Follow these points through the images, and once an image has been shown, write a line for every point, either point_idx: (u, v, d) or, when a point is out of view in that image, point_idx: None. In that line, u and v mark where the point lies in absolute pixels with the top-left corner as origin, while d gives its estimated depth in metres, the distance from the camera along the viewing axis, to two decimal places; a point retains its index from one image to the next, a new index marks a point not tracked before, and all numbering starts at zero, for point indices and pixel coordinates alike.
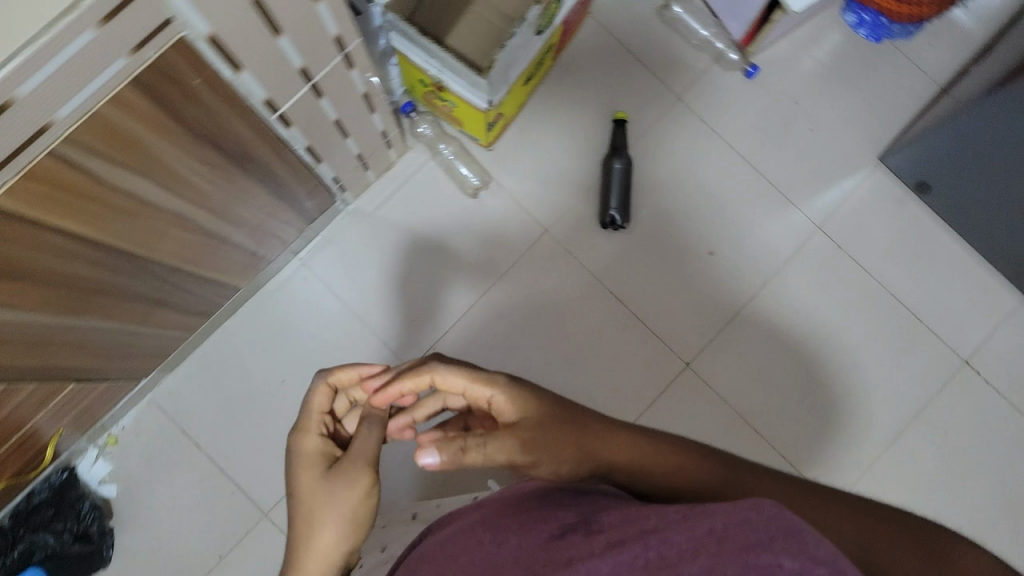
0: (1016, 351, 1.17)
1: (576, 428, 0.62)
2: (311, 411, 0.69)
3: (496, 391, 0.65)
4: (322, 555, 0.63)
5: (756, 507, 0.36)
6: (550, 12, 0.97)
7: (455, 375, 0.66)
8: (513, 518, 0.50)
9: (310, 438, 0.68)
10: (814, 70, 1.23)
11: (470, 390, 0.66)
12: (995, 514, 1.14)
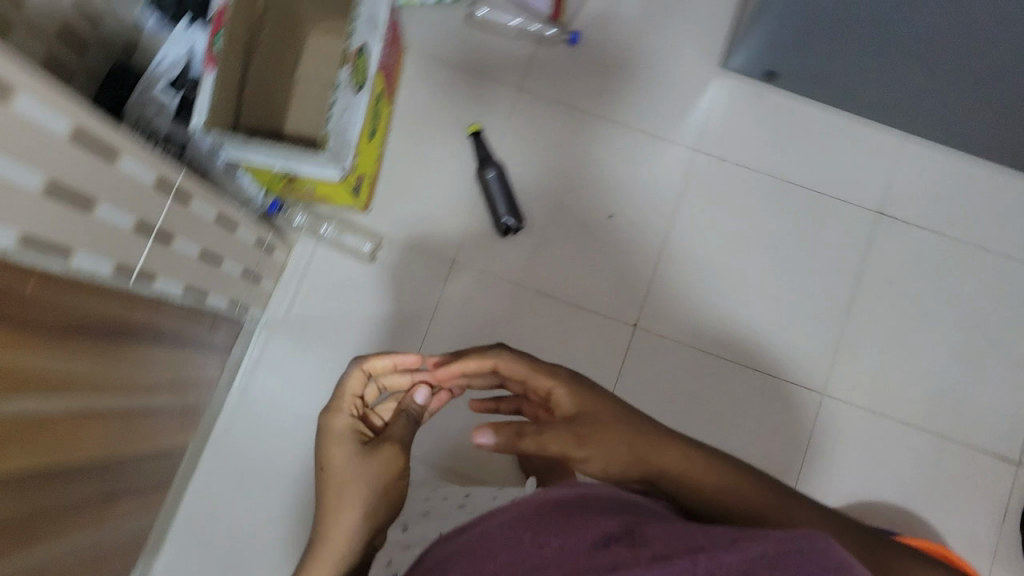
0: (916, 183, 1.21)
1: (635, 431, 0.70)
2: (344, 393, 0.82)
3: (557, 381, 0.74)
4: (345, 529, 0.76)
5: (808, 538, 0.41)
6: (361, 66, 0.98)
7: (522, 362, 0.74)
8: (552, 519, 0.48)
9: (341, 418, 0.81)
10: (629, 11, 1.25)
11: (534, 376, 0.74)
12: (962, 335, 1.17)
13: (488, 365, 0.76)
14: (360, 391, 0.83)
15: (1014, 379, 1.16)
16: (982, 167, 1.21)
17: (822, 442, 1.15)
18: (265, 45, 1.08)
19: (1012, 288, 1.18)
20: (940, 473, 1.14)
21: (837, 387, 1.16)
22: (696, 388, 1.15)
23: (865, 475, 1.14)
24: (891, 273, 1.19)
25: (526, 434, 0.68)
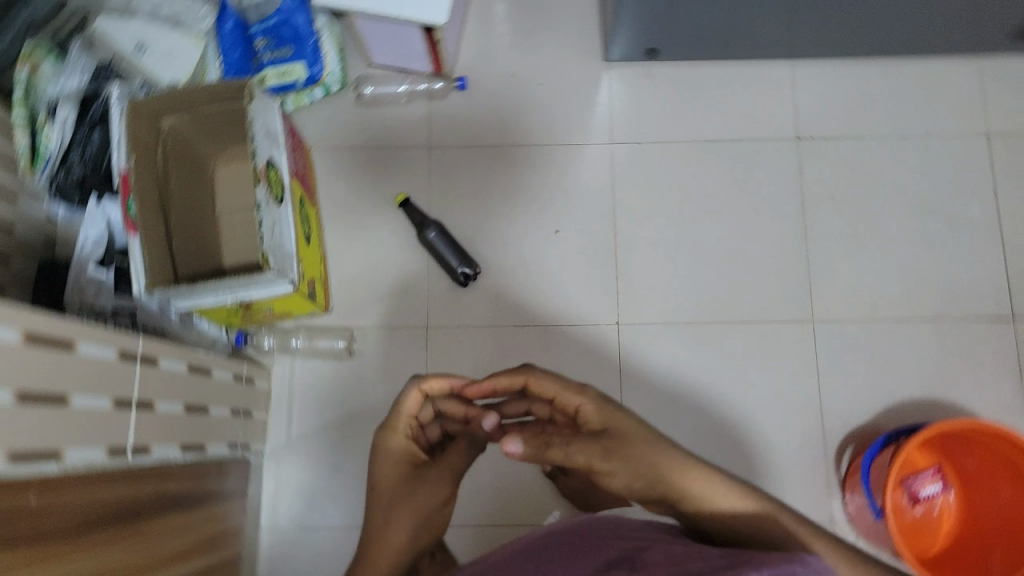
0: (820, 100, 1.26)
1: (654, 446, 0.71)
2: (401, 413, 0.88)
3: (585, 399, 0.78)
4: (388, 543, 0.82)
5: (799, 560, 0.47)
6: (275, 179, 0.99)
7: (550, 380, 0.81)
8: (571, 556, 0.61)
9: (396, 438, 0.88)
10: (504, 41, 1.29)
11: (563, 395, 0.80)
12: (915, 220, 1.21)
13: (519, 381, 0.85)
14: (417, 411, 0.90)
15: (977, 243, 1.20)
16: (871, 65, 1.27)
17: (830, 365, 1.17)
18: (178, 192, 1.10)
19: (942, 162, 1.23)
20: (948, 353, 1.17)
21: (823, 309, 1.19)
22: (696, 358, 1.17)
23: (879, 381, 1.16)
24: (830, 188, 1.23)
25: (552, 444, 0.72)
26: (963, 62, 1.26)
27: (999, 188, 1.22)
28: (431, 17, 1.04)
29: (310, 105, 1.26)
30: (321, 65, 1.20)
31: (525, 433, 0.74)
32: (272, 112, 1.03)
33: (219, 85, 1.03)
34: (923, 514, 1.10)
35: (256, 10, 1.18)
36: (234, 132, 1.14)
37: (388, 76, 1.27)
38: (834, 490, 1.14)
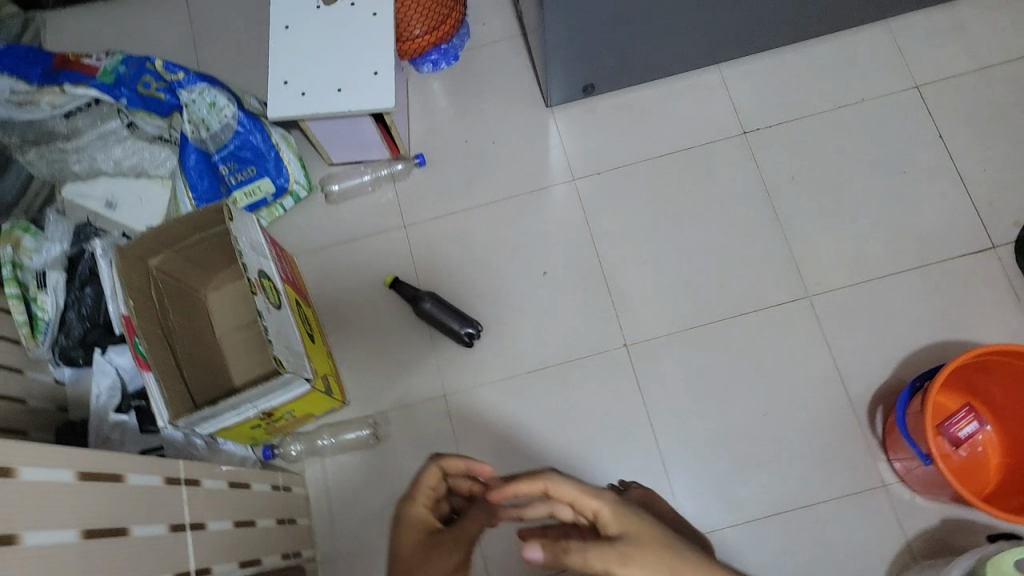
0: (754, 93, 1.33)
1: (683, 551, 0.64)
2: (422, 485, 0.78)
3: (603, 502, 0.66)
4: None
5: None
6: (270, 286, 1.04)
7: (568, 484, 0.67)
8: None
9: (416, 508, 0.77)
10: (449, 112, 1.36)
11: (580, 499, 0.67)
12: (874, 178, 1.27)
13: (537, 487, 0.69)
14: (439, 484, 0.78)
15: (938, 184, 1.25)
16: (791, 51, 1.35)
17: (836, 333, 1.20)
18: (179, 324, 1.13)
19: (882, 120, 1.29)
20: (943, 293, 1.20)
21: (814, 282, 1.22)
22: (708, 359, 1.20)
23: (887, 335, 1.19)
24: (787, 170, 1.28)
25: (569, 550, 0.64)
26: (873, 27, 1.35)
27: (941, 130, 1.28)
28: (379, 104, 1.10)
29: (283, 214, 1.32)
30: (286, 176, 1.26)
31: (546, 536, 0.67)
32: (253, 227, 1.08)
33: (194, 210, 1.04)
34: (969, 455, 1.12)
35: (212, 139, 1.19)
36: (218, 256, 1.19)
37: (350, 170, 1.33)
38: (877, 452, 1.15)
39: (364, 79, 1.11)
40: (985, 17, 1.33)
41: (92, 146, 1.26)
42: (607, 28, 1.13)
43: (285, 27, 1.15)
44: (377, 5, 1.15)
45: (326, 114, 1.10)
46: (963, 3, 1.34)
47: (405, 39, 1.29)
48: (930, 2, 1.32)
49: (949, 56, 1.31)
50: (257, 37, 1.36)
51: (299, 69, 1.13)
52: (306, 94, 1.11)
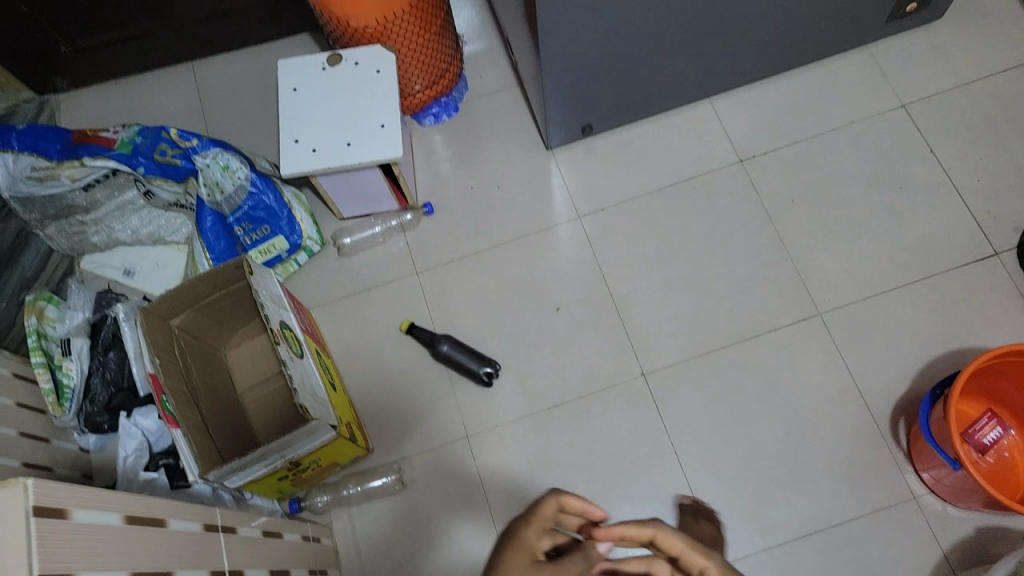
0: (747, 122, 1.37)
1: None
2: (539, 519, 0.66)
3: (712, 561, 0.66)
4: None
5: None
6: (291, 336, 1.08)
7: (678, 536, 0.67)
8: None
9: (534, 542, 0.65)
10: (453, 161, 1.40)
11: (689, 554, 0.67)
12: (872, 196, 1.30)
13: (645, 535, 0.67)
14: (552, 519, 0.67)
15: (935, 197, 1.28)
16: (778, 81, 1.39)
17: (850, 348, 1.21)
18: (202, 381, 1.15)
19: (874, 140, 1.33)
20: (952, 302, 1.22)
21: (824, 300, 1.24)
22: (726, 383, 1.21)
23: (901, 347, 1.20)
24: (787, 193, 1.31)
25: None
26: (856, 52, 1.40)
27: (932, 145, 1.32)
28: (388, 155, 1.14)
29: (298, 269, 1.35)
30: (299, 232, 1.29)
31: None
32: (271, 281, 1.13)
33: (213, 267, 1.08)
34: (997, 461, 1.11)
35: (227, 201, 1.22)
36: (236, 313, 1.22)
37: (361, 223, 1.36)
38: (903, 464, 1.14)
39: (372, 132, 1.16)
40: (962, 36, 1.38)
41: (109, 217, 1.29)
42: (601, 63, 1.19)
43: (294, 89, 1.20)
44: (380, 61, 1.20)
45: (337, 168, 1.14)
46: (940, 25, 1.39)
47: (406, 94, 1.35)
48: (908, 26, 1.37)
49: (931, 75, 1.36)
50: (264, 102, 1.41)
51: (309, 127, 1.17)
52: (317, 150, 1.15)
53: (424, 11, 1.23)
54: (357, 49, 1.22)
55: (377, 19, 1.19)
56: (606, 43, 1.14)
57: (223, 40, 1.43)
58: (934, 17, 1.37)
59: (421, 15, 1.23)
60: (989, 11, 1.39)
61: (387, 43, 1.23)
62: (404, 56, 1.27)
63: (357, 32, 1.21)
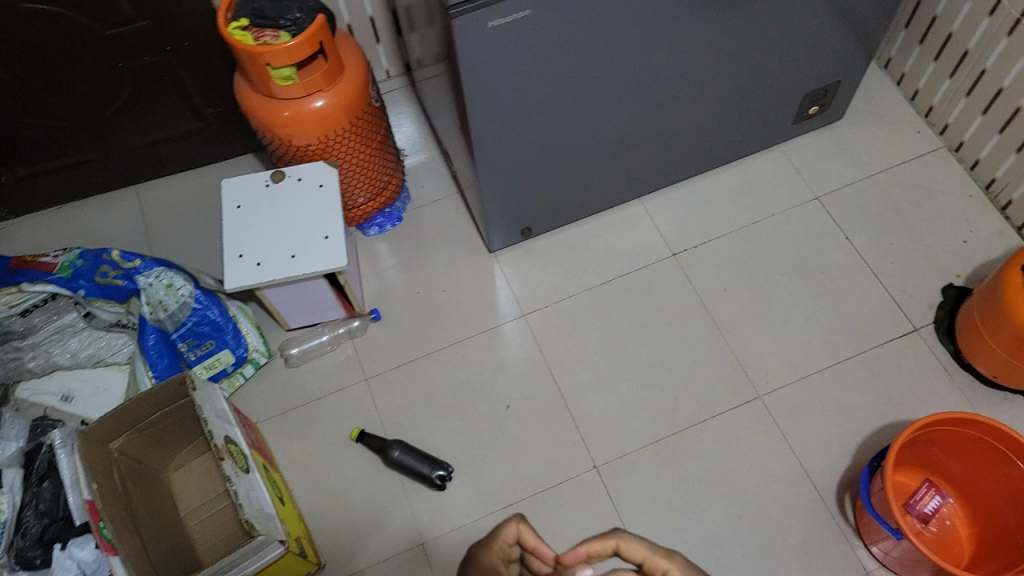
0: (676, 218, 1.45)
1: None
2: None
3: (672, 564, 0.87)
4: None
5: None
6: (236, 451, 1.08)
7: (641, 544, 0.87)
8: None
9: None
10: (399, 268, 1.43)
11: (652, 559, 0.87)
12: (797, 280, 1.37)
13: None
14: None
15: (856, 280, 1.36)
16: (702, 180, 1.49)
17: (792, 428, 1.25)
18: (142, 507, 1.12)
19: (794, 229, 1.42)
20: (882, 379, 1.28)
21: (763, 383, 1.29)
22: (678, 472, 1.23)
23: (841, 425, 1.24)
24: (719, 282, 1.38)
25: None
26: (770, 151, 1.51)
27: (847, 232, 1.41)
28: (332, 265, 1.18)
29: (245, 382, 1.33)
30: (245, 346, 1.29)
31: None
32: (216, 396, 1.13)
33: (156, 385, 1.06)
34: (940, 530, 1.19)
35: (170, 318, 1.23)
36: (180, 433, 1.19)
37: (307, 332, 1.36)
38: (853, 539, 1.17)
39: (316, 244, 1.20)
40: (863, 134, 1.51)
41: (47, 342, 1.24)
42: (533, 168, 1.26)
43: (237, 206, 1.23)
44: (322, 176, 1.25)
45: (282, 280, 1.17)
46: (843, 124, 1.52)
47: (350, 207, 1.40)
48: (814, 126, 1.50)
49: (839, 169, 1.48)
50: (209, 220, 1.44)
51: (253, 242, 1.20)
52: (262, 264, 1.18)
53: (366, 128, 1.29)
54: (300, 166, 1.27)
55: (318, 137, 1.25)
56: (536, 149, 1.22)
57: (168, 163, 1.47)
58: (836, 117, 1.50)
59: (362, 133, 1.29)
60: (885, 111, 1.53)
61: (329, 160, 1.28)
62: (346, 172, 1.32)
63: (300, 150, 1.27)
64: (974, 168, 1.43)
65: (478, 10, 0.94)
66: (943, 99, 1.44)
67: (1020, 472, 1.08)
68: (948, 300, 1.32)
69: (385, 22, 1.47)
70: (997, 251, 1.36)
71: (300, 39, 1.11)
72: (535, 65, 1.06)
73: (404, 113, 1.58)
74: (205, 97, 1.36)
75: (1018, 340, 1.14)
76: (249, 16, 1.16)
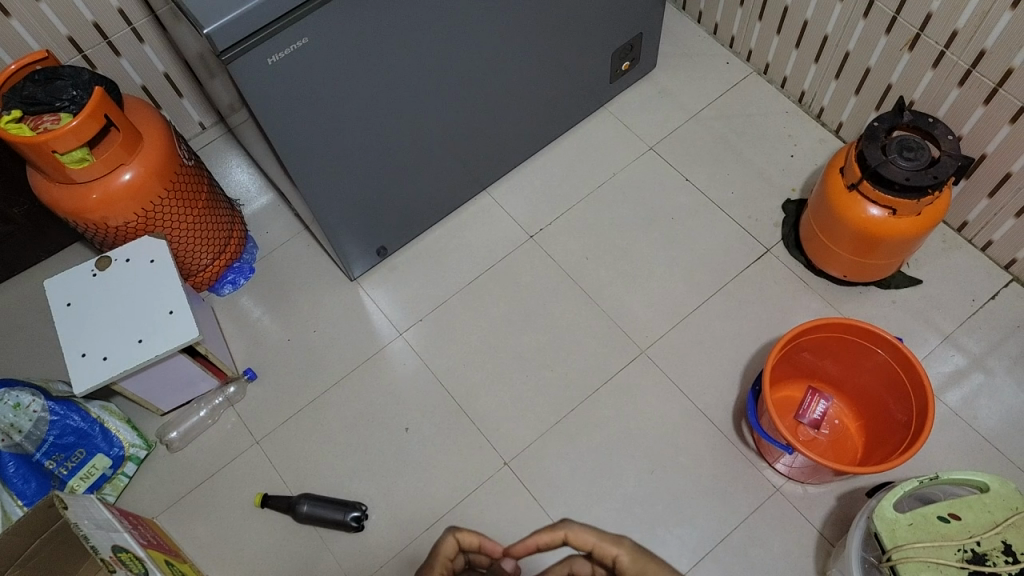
0: (526, 201, 1.46)
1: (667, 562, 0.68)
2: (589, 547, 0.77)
3: (622, 549, 0.78)
4: None
5: None
6: (129, 557, 1.03)
7: (589, 532, 0.77)
8: None
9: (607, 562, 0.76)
10: (263, 319, 1.38)
11: (601, 546, 0.77)
12: (652, 231, 1.41)
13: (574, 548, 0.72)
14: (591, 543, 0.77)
15: (705, 218, 1.41)
16: (541, 157, 1.51)
17: (678, 374, 1.29)
18: None
19: (638, 183, 1.46)
20: (749, 305, 1.33)
21: (643, 338, 1.32)
22: (585, 445, 1.24)
23: (721, 358, 1.29)
24: (581, 252, 1.40)
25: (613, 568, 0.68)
26: (597, 114, 1.54)
27: (687, 174, 1.46)
28: (184, 338, 1.12)
29: (129, 482, 1.26)
30: (118, 444, 1.23)
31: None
32: (96, 507, 1.08)
33: (24, 514, 1.02)
34: (832, 430, 1.26)
35: (28, 438, 1.14)
36: (66, 553, 1.13)
37: (182, 412, 1.30)
38: (757, 462, 1.22)
39: (161, 321, 1.14)
40: (678, 77, 1.56)
41: None
42: (369, 188, 1.24)
43: (68, 304, 1.16)
44: (151, 251, 1.19)
45: (135, 368, 1.11)
46: (658, 72, 1.57)
47: (195, 272, 1.34)
48: (631, 80, 1.54)
49: (665, 116, 1.52)
50: (48, 323, 1.35)
51: (94, 338, 1.13)
52: (109, 357, 1.12)
53: (186, 191, 1.23)
54: (126, 246, 1.20)
55: (137, 213, 1.18)
56: (363, 170, 1.20)
57: None
58: (650, 68, 1.55)
59: (184, 196, 1.23)
60: (694, 50, 1.58)
61: (155, 232, 1.22)
62: (178, 239, 1.26)
63: (121, 230, 1.20)
64: (784, 85, 1.50)
65: (251, 49, 0.90)
66: (741, 27, 1.50)
67: (884, 359, 1.16)
68: (790, 215, 1.39)
69: (183, 75, 1.41)
70: (823, 158, 1.44)
71: (81, 117, 1.04)
72: (333, 88, 1.03)
73: (229, 161, 1.53)
74: (6, 198, 1.27)
75: (854, 238, 1.21)
76: (22, 106, 1.09)
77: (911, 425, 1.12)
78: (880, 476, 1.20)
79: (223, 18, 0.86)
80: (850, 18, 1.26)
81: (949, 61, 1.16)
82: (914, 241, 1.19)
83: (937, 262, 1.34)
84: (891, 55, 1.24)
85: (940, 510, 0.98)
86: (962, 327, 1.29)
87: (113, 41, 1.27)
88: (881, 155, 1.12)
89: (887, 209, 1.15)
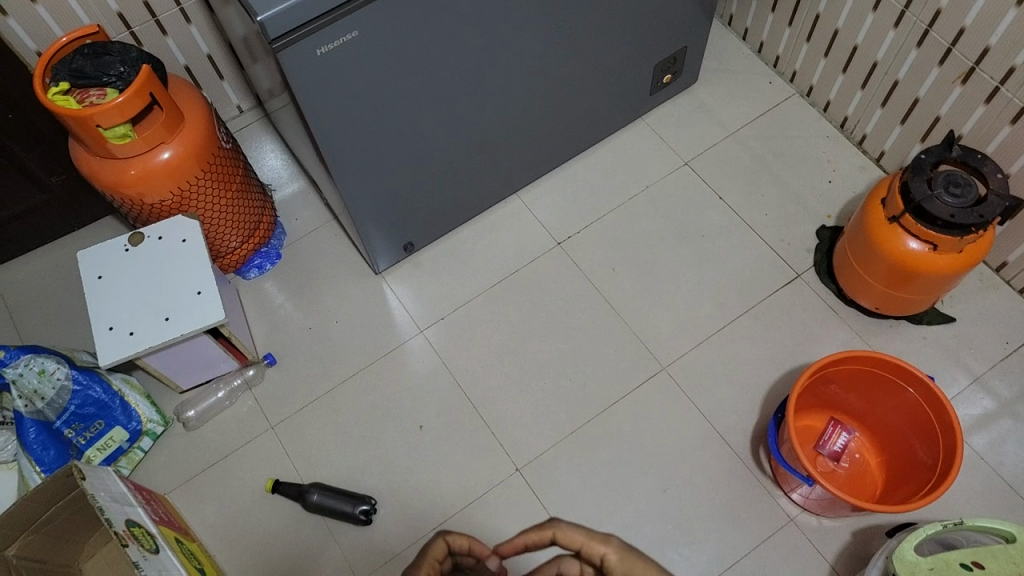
0: (555, 207, 1.45)
1: None
2: (574, 540, 0.76)
3: (610, 547, 0.76)
4: None
5: None
6: (141, 532, 1.03)
7: (578, 531, 0.76)
8: None
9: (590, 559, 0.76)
10: (286, 305, 1.39)
11: (589, 545, 0.76)
12: (682, 247, 1.39)
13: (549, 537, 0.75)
14: (578, 540, 0.76)
15: (736, 238, 1.39)
16: (574, 164, 1.50)
17: (697, 394, 1.27)
18: None
19: (670, 197, 1.44)
20: (775, 329, 1.31)
21: (664, 355, 1.30)
22: (597, 457, 1.23)
23: (742, 381, 1.27)
24: (609, 263, 1.39)
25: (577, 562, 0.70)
26: (634, 125, 1.53)
27: (721, 191, 1.44)
28: (210, 320, 1.13)
29: (144, 456, 1.28)
30: (136, 418, 1.24)
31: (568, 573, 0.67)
32: (112, 480, 1.09)
33: (42, 480, 1.02)
34: (851, 464, 1.24)
35: (49, 406, 1.15)
36: (77, 523, 1.14)
37: (201, 391, 1.31)
38: (773, 489, 1.20)
39: (188, 301, 1.15)
40: (719, 93, 1.54)
41: None
42: (401, 183, 1.24)
43: (98, 276, 1.18)
44: (184, 231, 1.20)
45: (160, 345, 1.12)
46: (699, 86, 1.55)
47: (224, 254, 1.35)
48: (671, 93, 1.52)
49: (703, 131, 1.51)
50: (76, 293, 1.37)
51: (122, 312, 1.14)
52: (135, 333, 1.13)
53: (221, 173, 1.24)
54: (159, 223, 1.21)
55: (172, 192, 1.19)
56: (396, 166, 1.20)
57: (21, 242, 1.38)
58: (690, 81, 1.53)
59: (219, 177, 1.24)
60: (737, 67, 1.56)
61: (189, 212, 1.23)
62: (210, 219, 1.27)
63: (156, 207, 1.21)
64: (827, 109, 1.48)
65: (302, 40, 0.90)
66: (787, 47, 1.48)
67: (913, 397, 1.13)
68: (823, 241, 1.37)
69: (226, 57, 1.42)
70: (862, 185, 1.41)
71: (127, 94, 1.05)
72: (374, 83, 1.03)
73: (264, 146, 1.54)
74: (46, 167, 1.29)
75: (890, 271, 1.18)
76: (70, 79, 1.10)
77: (936, 467, 1.09)
78: (898, 515, 1.17)
79: (276, 8, 0.86)
80: (902, 46, 1.23)
81: (1002, 98, 1.13)
82: (951, 279, 1.16)
83: (972, 302, 1.31)
84: (941, 87, 1.21)
85: (963, 557, 0.94)
86: (994, 369, 1.26)
87: (161, 20, 1.29)
88: (926, 188, 1.09)
89: (927, 244, 1.13)
